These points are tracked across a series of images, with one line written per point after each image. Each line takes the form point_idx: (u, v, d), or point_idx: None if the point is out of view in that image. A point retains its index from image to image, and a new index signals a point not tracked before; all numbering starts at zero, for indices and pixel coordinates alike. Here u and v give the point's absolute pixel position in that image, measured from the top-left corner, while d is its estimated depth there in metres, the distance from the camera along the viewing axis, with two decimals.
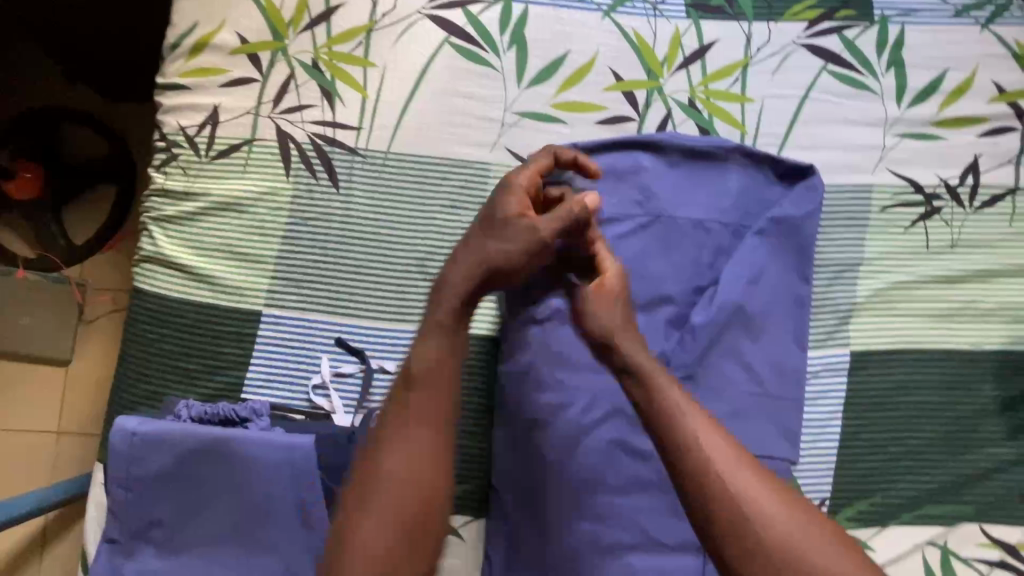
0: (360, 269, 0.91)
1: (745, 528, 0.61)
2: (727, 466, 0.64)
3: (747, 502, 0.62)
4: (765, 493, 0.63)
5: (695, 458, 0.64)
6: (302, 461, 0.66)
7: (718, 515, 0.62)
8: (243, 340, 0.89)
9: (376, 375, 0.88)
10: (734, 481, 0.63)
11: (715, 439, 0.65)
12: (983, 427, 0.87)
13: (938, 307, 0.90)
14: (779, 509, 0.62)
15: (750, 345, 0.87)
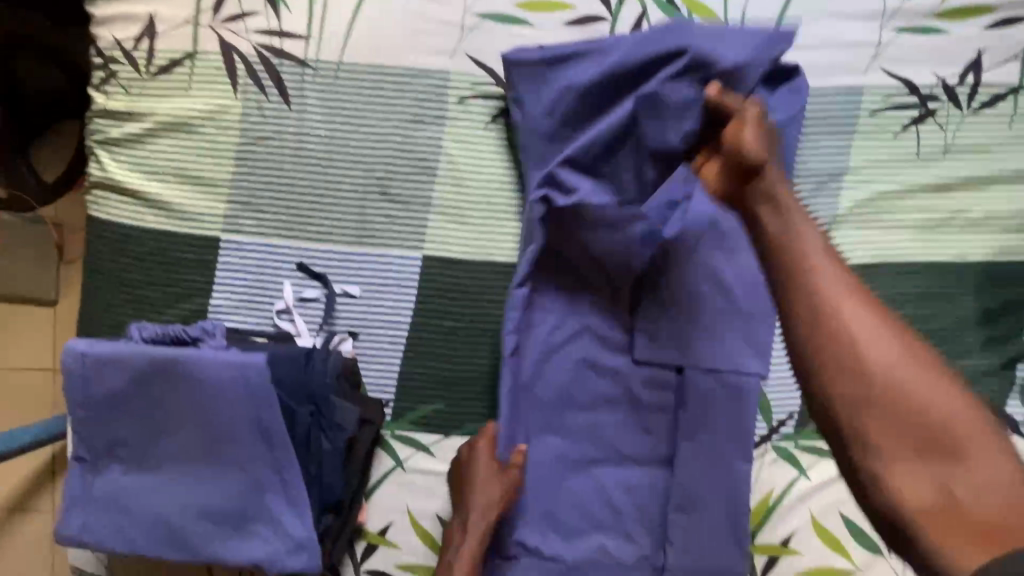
0: (318, 191, 0.87)
1: (849, 361, 0.52)
2: (850, 300, 0.54)
3: (860, 338, 0.52)
4: (889, 338, 0.52)
5: (807, 277, 0.55)
6: (257, 381, 0.65)
7: (820, 338, 0.53)
8: (204, 268, 0.87)
9: (340, 300, 0.86)
10: (855, 324, 0.53)
11: (831, 270, 0.56)
12: (959, 339, 0.85)
13: (924, 218, 0.85)
14: (906, 361, 0.51)
15: (722, 261, 0.84)
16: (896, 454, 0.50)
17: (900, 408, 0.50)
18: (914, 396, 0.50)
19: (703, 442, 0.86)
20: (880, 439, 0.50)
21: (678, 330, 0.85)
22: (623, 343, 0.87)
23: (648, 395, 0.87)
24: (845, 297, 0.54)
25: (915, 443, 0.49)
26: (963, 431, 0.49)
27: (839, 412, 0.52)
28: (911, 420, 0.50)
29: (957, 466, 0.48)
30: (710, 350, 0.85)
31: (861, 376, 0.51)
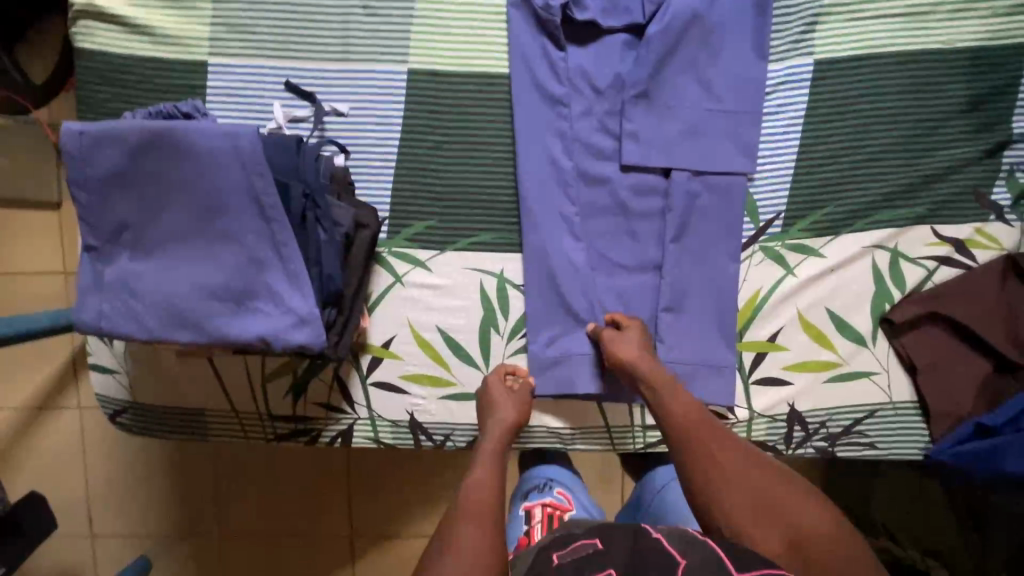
0: (301, 8, 0.87)
1: (699, 454, 0.64)
2: (700, 424, 0.67)
3: (707, 446, 0.65)
4: (725, 439, 0.65)
5: (670, 420, 0.70)
6: (249, 150, 0.68)
7: (679, 460, 0.66)
8: (194, 92, 0.88)
9: (329, 118, 0.87)
10: (712, 446, 0.64)
11: (683, 397, 0.73)
12: (945, 129, 0.85)
13: (912, 5, 0.84)
14: (736, 451, 0.63)
15: (706, 59, 0.85)
16: (743, 518, 0.58)
17: (737, 480, 0.61)
18: (740, 476, 0.61)
19: (689, 243, 0.89)
20: (728, 506, 0.59)
21: (663, 132, 0.86)
22: (611, 151, 0.88)
23: (636, 202, 0.88)
24: (672, 392, 0.74)
25: (754, 513, 0.58)
26: (785, 497, 0.58)
27: (695, 490, 0.63)
28: (746, 498, 0.59)
29: (789, 523, 0.57)
30: (696, 153, 0.87)
31: (730, 489, 0.60)
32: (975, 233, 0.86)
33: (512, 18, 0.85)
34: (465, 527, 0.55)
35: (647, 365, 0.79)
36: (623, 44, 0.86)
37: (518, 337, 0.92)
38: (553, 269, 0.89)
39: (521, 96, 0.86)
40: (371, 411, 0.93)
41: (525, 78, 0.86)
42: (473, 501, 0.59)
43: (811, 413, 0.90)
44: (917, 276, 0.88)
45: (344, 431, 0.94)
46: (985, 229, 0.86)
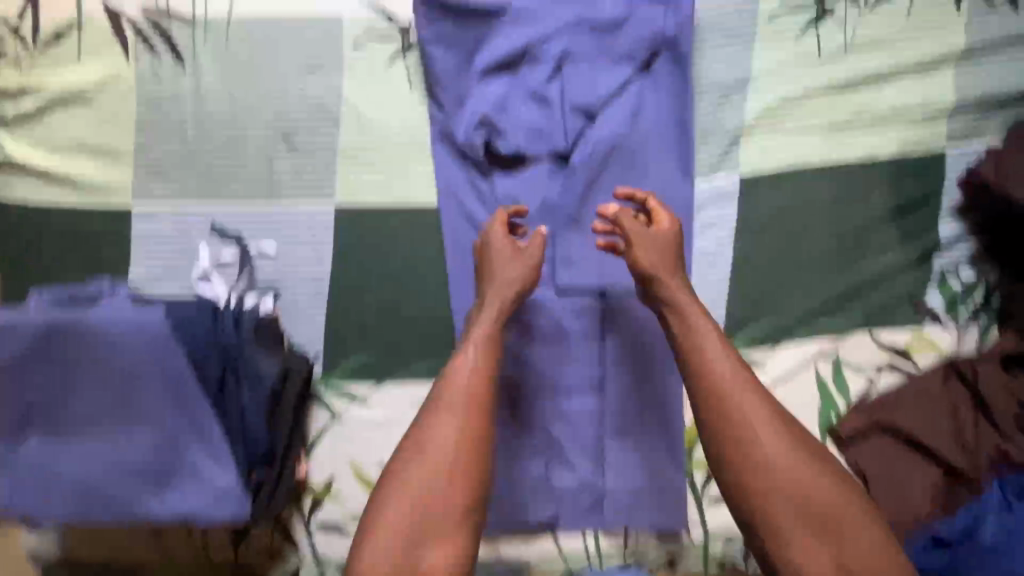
0: (223, 151, 0.86)
1: (747, 443, 0.68)
2: (740, 393, 0.70)
3: (747, 416, 0.69)
4: (769, 417, 0.69)
5: (711, 389, 0.70)
6: (159, 330, 0.68)
7: (719, 434, 0.69)
8: (119, 240, 0.86)
9: (256, 258, 0.86)
10: (762, 436, 0.68)
11: (715, 342, 0.72)
12: (873, 237, 0.86)
13: (831, 118, 0.85)
14: (781, 439, 0.68)
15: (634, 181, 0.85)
16: (769, 490, 0.67)
17: (780, 474, 0.67)
18: (779, 469, 0.67)
19: (630, 362, 0.88)
20: (753, 483, 0.68)
21: (596, 255, 0.86)
22: (545, 275, 0.87)
23: (574, 323, 0.87)
24: (719, 348, 0.72)
25: (775, 487, 0.67)
26: (811, 483, 0.67)
27: (733, 465, 0.69)
28: (790, 494, 0.67)
29: (806, 505, 0.67)
30: (630, 273, 0.86)
31: (766, 472, 0.67)
32: (915, 338, 0.86)
33: (437, 151, 0.85)
34: (442, 420, 0.70)
35: (684, 297, 0.76)
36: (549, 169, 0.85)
37: None
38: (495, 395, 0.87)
39: (452, 226, 0.86)
40: (316, 554, 0.89)
41: (454, 208, 0.85)
42: (477, 389, 0.71)
43: None
44: (861, 386, 0.87)
45: None
46: (924, 333, 0.86)
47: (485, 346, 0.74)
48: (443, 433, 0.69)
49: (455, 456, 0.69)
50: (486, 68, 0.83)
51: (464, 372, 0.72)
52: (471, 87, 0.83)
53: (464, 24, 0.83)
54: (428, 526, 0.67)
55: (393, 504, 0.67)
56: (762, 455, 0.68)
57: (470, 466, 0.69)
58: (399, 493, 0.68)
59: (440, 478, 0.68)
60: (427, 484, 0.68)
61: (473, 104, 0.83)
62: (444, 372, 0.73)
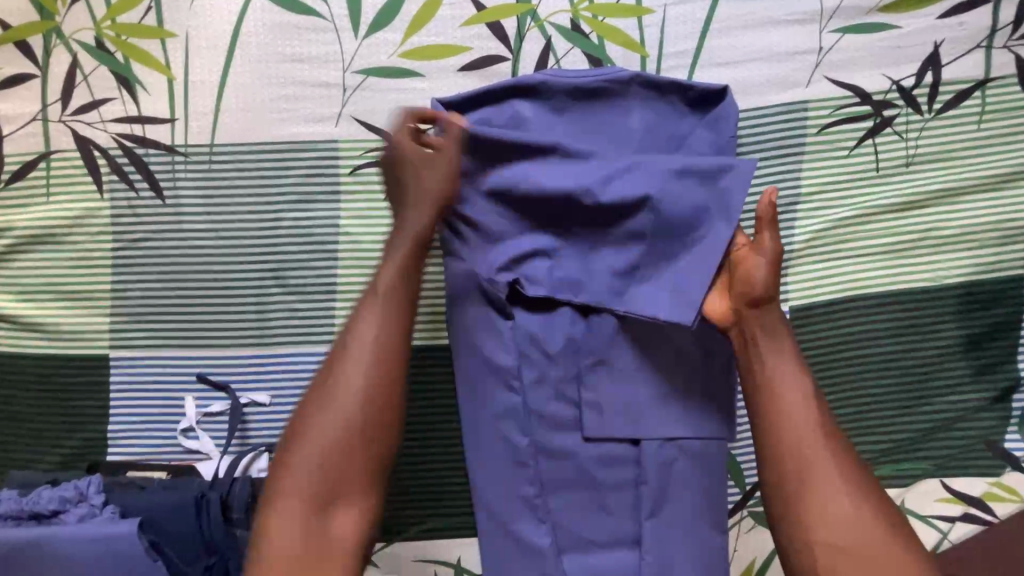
0: (210, 291, 0.77)
1: (801, 471, 0.56)
2: (811, 434, 0.57)
3: (808, 457, 0.57)
4: (828, 450, 0.57)
5: (781, 421, 0.58)
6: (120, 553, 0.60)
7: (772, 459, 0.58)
8: (96, 390, 0.78)
9: (248, 409, 0.77)
10: (817, 465, 0.56)
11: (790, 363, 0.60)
12: (944, 372, 0.76)
13: (892, 242, 0.75)
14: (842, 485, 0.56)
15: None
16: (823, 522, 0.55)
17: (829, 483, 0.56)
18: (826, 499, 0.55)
19: (669, 516, 0.76)
20: (800, 503, 0.56)
21: (630, 398, 0.76)
22: (572, 419, 0.77)
23: (605, 474, 0.77)
24: (790, 370, 0.60)
25: (822, 523, 0.55)
26: (865, 529, 0.55)
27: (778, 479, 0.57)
28: (834, 531, 0.55)
29: (846, 525, 0.55)
30: (668, 418, 0.77)
31: (817, 514, 0.55)
32: (992, 487, 0.76)
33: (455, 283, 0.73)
34: (313, 415, 0.57)
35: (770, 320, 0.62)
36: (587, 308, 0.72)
37: None
38: (521, 558, 0.75)
39: (470, 369, 0.77)
40: None
41: (470, 348, 0.76)
42: (323, 397, 0.58)
43: None
44: (933, 540, 0.76)
45: None
46: (1002, 481, 0.76)
47: (379, 336, 0.60)
48: (308, 435, 0.56)
49: (317, 458, 0.56)
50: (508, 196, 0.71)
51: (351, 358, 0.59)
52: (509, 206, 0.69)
53: (482, 145, 0.68)
54: (312, 547, 0.54)
55: (278, 511, 0.55)
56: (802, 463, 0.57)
57: (340, 454, 0.56)
58: (283, 489, 0.55)
59: (306, 489, 0.55)
60: (298, 498, 0.55)
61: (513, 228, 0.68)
62: (337, 372, 0.59)
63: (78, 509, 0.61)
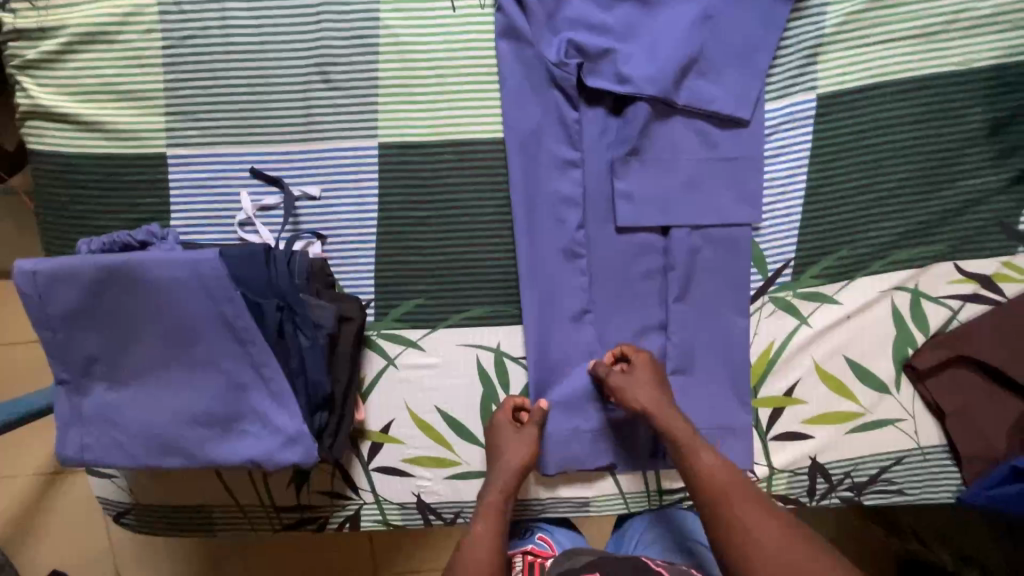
0: (257, 87, 0.80)
1: (726, 514, 0.65)
2: (737, 490, 0.67)
3: (740, 514, 0.65)
4: (748, 495, 0.67)
5: (705, 475, 0.70)
6: (209, 279, 0.65)
7: (729, 549, 0.63)
8: (157, 186, 0.83)
9: (300, 202, 0.82)
10: (740, 512, 0.65)
11: (755, 508, 0.65)
12: (964, 156, 0.78)
13: (922, 25, 0.76)
14: (765, 516, 0.63)
15: (710, 90, 0.78)
16: None
17: (779, 562, 0.59)
18: (748, 534, 0.62)
19: (694, 301, 0.84)
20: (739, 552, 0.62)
21: (662, 189, 0.81)
22: (606, 212, 0.82)
23: (636, 263, 0.83)
24: (750, 504, 0.65)
25: (754, 549, 0.61)
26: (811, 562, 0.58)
27: (727, 555, 0.63)
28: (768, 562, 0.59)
29: (776, 554, 0.59)
30: (699, 206, 0.81)
31: (748, 544, 0.62)
32: (1003, 268, 0.80)
33: (504, 60, 0.79)
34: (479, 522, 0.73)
35: (665, 413, 0.77)
36: (653, 83, 0.76)
37: None
38: (569, 339, 0.85)
39: (514, 155, 0.80)
40: (377, 497, 0.90)
41: (517, 134, 0.80)
42: (493, 507, 0.75)
43: (836, 464, 0.86)
44: (941, 318, 0.82)
45: (353, 516, 0.90)
46: (1013, 261, 0.80)
47: (508, 467, 0.79)
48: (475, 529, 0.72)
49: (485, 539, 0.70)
50: None
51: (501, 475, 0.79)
52: None
53: None
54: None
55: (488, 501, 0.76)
56: (716, 501, 0.67)
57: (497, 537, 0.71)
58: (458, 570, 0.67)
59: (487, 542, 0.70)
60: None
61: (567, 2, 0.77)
62: (479, 501, 0.77)
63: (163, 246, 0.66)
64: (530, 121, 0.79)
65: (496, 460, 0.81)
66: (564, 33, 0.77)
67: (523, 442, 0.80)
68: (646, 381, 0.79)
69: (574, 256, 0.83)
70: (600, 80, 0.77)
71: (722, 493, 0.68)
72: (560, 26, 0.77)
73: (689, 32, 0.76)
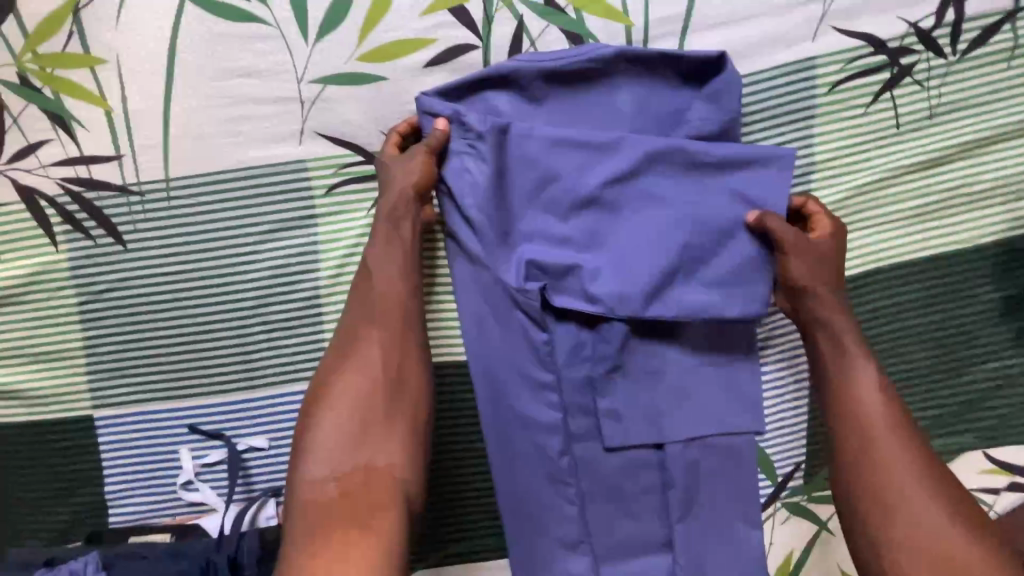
0: (187, 336, 0.71)
1: (873, 468, 0.60)
2: (886, 420, 0.62)
3: (890, 456, 0.60)
4: (907, 449, 0.60)
5: (855, 420, 0.63)
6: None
7: (857, 468, 0.61)
8: (87, 454, 0.74)
9: (247, 456, 0.73)
10: (895, 458, 0.60)
11: (928, 478, 0.59)
12: (982, 337, 0.71)
13: (918, 205, 0.69)
14: (926, 479, 0.59)
15: (695, 296, 0.67)
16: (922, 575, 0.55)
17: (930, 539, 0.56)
18: (904, 499, 0.58)
19: (701, 517, 0.73)
20: (888, 513, 0.58)
21: (649, 403, 0.72)
22: (591, 432, 0.72)
23: (630, 481, 0.73)
24: (912, 461, 0.60)
25: (911, 525, 0.57)
26: (973, 554, 0.55)
27: (872, 519, 0.59)
28: (923, 540, 0.56)
29: (937, 540, 0.56)
30: (695, 417, 0.72)
31: (904, 517, 0.58)
32: None
33: (459, 283, 0.71)
34: (342, 379, 0.64)
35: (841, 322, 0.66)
36: (626, 296, 0.66)
37: None
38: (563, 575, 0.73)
39: (482, 381, 0.72)
40: None
41: (483, 360, 0.72)
42: (340, 452, 0.61)
43: None
44: None
45: None
46: None
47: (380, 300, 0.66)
48: (341, 382, 0.64)
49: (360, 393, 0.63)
50: (505, 190, 0.68)
51: (357, 313, 0.66)
52: (515, 196, 0.68)
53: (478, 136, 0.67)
54: (356, 490, 0.59)
55: (315, 472, 0.60)
56: (858, 416, 0.63)
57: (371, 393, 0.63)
58: (330, 424, 0.62)
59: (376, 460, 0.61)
60: None
61: (520, 216, 0.69)
62: (346, 341, 0.65)
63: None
64: (494, 343, 0.71)
65: (387, 187, 0.67)
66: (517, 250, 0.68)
67: (406, 166, 0.67)
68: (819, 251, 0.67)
69: (559, 483, 0.72)
70: (567, 297, 0.68)
71: (870, 421, 0.62)
72: (514, 241, 0.69)
73: (659, 236, 0.67)
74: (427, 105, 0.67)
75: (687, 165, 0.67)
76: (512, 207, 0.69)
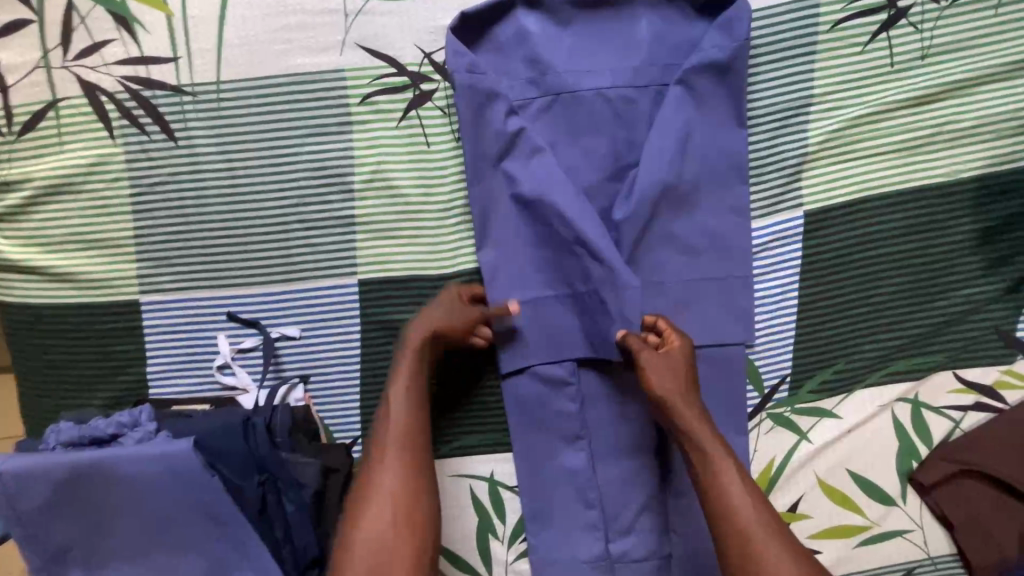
0: (230, 229, 0.78)
1: (720, 499, 0.66)
2: (726, 470, 0.67)
3: (737, 496, 0.66)
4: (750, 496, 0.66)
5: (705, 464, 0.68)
6: (179, 464, 0.64)
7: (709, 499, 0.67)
8: (131, 334, 0.80)
9: (279, 343, 0.79)
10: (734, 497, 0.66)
11: (764, 519, 0.64)
12: (958, 264, 0.77)
13: (907, 138, 0.76)
14: (764, 522, 0.64)
15: (686, 213, 0.77)
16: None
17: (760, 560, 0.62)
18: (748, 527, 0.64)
19: None
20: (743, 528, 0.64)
21: (649, 308, 0.78)
22: (591, 333, 0.79)
23: (626, 383, 0.81)
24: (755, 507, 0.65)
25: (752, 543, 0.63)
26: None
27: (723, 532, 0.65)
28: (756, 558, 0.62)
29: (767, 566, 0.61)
30: (691, 325, 0.78)
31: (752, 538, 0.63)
32: (1003, 375, 0.79)
33: (480, 184, 0.77)
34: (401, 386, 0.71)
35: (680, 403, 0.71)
36: (628, 209, 0.75)
37: (520, 538, 0.84)
38: (561, 462, 0.81)
39: (499, 276, 0.78)
40: None
41: (500, 256, 0.78)
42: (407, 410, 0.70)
43: None
44: (945, 428, 0.80)
45: None
46: (1013, 368, 0.79)
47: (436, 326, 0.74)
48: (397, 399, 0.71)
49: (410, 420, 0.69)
50: (528, 103, 0.76)
51: (420, 330, 0.72)
52: (538, 109, 0.76)
53: (508, 52, 0.76)
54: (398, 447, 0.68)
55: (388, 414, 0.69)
56: (707, 461, 0.68)
57: (421, 415, 0.70)
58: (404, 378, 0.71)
59: (407, 441, 0.68)
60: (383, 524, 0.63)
61: (539, 125, 0.76)
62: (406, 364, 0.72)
63: (136, 433, 0.67)
64: (513, 242, 0.78)
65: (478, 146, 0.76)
66: (533, 156, 0.75)
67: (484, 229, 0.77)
68: (672, 363, 0.72)
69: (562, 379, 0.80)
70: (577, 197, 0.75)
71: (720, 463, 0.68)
72: (531, 147, 0.75)
73: (661, 154, 0.74)
74: (465, 22, 0.75)
75: (691, 90, 0.74)
76: (533, 117, 0.76)
